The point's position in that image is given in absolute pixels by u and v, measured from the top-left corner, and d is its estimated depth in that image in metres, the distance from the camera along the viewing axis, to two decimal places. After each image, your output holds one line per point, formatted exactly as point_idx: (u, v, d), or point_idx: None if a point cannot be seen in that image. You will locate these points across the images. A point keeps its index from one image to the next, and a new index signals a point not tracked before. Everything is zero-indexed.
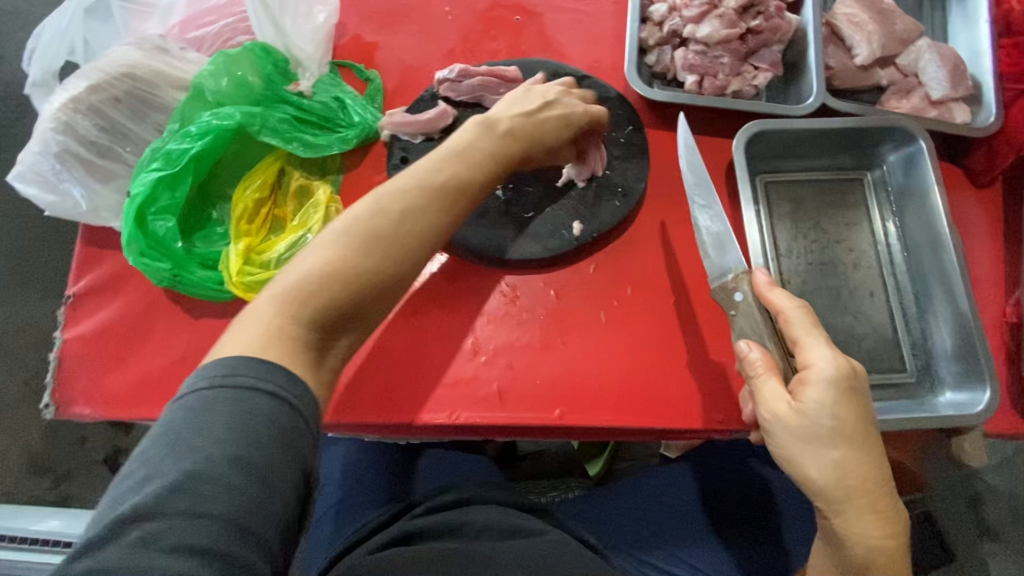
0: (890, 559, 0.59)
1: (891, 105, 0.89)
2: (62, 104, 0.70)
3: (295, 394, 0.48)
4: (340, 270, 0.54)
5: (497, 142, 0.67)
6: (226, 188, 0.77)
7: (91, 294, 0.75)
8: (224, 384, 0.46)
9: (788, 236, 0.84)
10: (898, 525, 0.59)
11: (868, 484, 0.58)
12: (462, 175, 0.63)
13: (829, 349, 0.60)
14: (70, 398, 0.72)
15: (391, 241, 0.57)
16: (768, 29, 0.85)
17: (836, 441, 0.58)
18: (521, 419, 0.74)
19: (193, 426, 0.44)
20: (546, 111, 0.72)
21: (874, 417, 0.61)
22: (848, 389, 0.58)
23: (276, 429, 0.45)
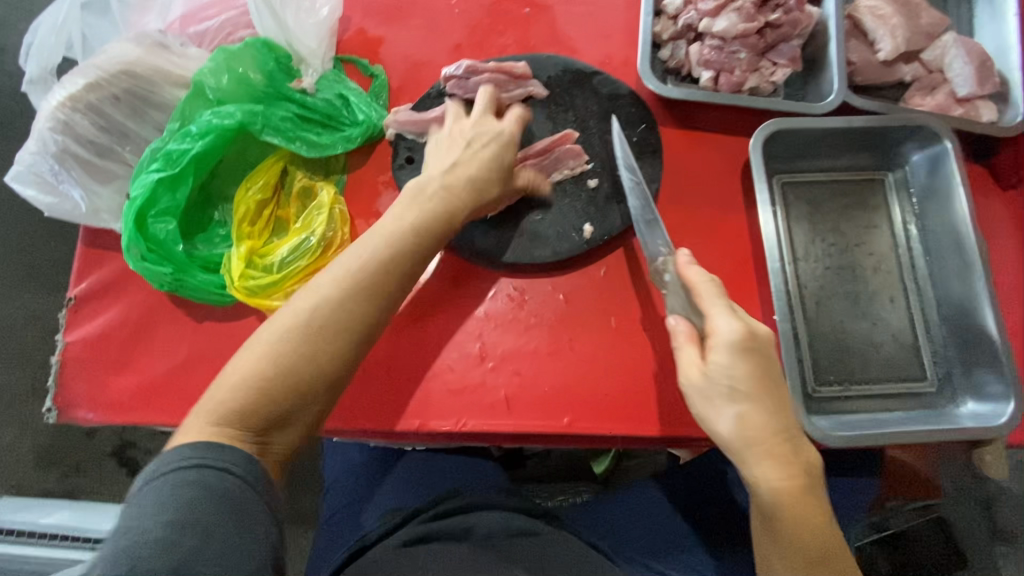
0: (793, 497, 0.59)
1: (915, 102, 0.86)
2: (60, 103, 0.68)
3: (228, 463, 0.51)
4: (268, 380, 0.56)
5: (427, 223, 0.66)
6: (227, 189, 0.75)
7: (93, 297, 0.74)
8: (156, 474, 0.50)
9: (806, 238, 0.82)
10: (800, 468, 0.60)
11: (761, 430, 0.59)
12: (387, 263, 0.63)
13: (732, 315, 0.61)
14: (73, 403, 0.71)
15: (315, 344, 0.58)
16: (787, 23, 0.81)
17: (735, 398, 0.59)
18: (529, 426, 0.72)
19: (132, 512, 0.48)
20: (487, 148, 0.70)
21: (775, 372, 0.61)
22: (746, 350, 0.59)
23: (212, 492, 0.48)
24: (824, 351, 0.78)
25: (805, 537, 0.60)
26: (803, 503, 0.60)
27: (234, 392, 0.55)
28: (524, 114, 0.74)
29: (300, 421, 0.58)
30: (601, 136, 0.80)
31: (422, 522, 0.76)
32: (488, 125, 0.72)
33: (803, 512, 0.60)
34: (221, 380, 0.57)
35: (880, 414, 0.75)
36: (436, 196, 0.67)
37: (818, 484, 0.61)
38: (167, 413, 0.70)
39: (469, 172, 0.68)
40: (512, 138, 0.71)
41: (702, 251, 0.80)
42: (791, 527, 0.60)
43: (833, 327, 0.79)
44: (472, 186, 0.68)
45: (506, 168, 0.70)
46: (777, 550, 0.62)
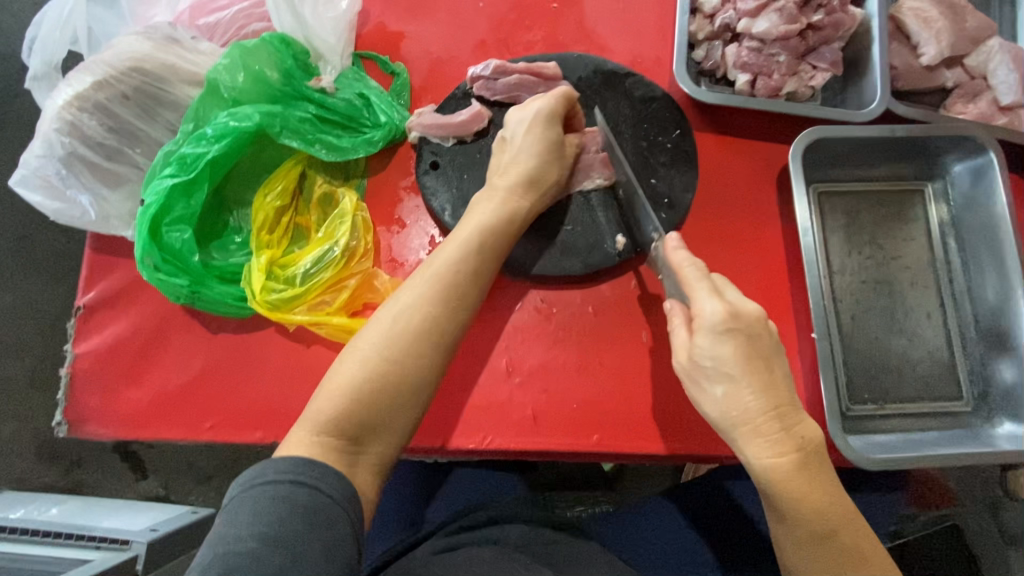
0: (788, 476, 0.56)
1: (956, 110, 0.83)
2: (67, 102, 0.64)
3: (318, 479, 0.49)
4: (362, 389, 0.54)
5: (497, 224, 0.64)
6: (244, 194, 0.71)
7: (102, 306, 0.71)
8: (249, 484, 0.48)
9: (841, 250, 0.79)
10: (796, 445, 0.57)
11: (751, 410, 0.57)
12: (465, 265, 0.61)
13: (714, 294, 0.59)
14: (84, 417, 0.68)
15: (404, 349, 0.57)
16: (830, 25, 0.77)
17: (720, 378, 0.57)
18: (558, 444, 0.70)
19: (229, 520, 0.47)
20: (528, 133, 0.68)
21: (766, 351, 0.58)
22: (731, 330, 0.57)
23: (300, 509, 0.47)
24: (859, 369, 0.76)
25: (804, 514, 0.57)
26: (798, 477, 0.57)
27: (330, 401, 0.54)
28: (565, 91, 0.70)
29: (393, 431, 0.56)
30: (634, 141, 0.76)
31: (449, 534, 0.74)
32: (526, 108, 0.69)
33: (799, 488, 0.56)
34: (324, 390, 0.55)
35: (913, 434, 0.74)
36: (502, 196, 0.66)
37: (817, 459, 0.58)
38: (183, 430, 0.68)
39: (523, 164, 0.67)
40: (550, 115, 0.68)
41: (736, 262, 0.77)
42: (791, 506, 0.57)
43: (868, 343, 0.77)
44: (529, 174, 0.67)
45: (553, 146, 0.68)
46: (786, 531, 0.58)
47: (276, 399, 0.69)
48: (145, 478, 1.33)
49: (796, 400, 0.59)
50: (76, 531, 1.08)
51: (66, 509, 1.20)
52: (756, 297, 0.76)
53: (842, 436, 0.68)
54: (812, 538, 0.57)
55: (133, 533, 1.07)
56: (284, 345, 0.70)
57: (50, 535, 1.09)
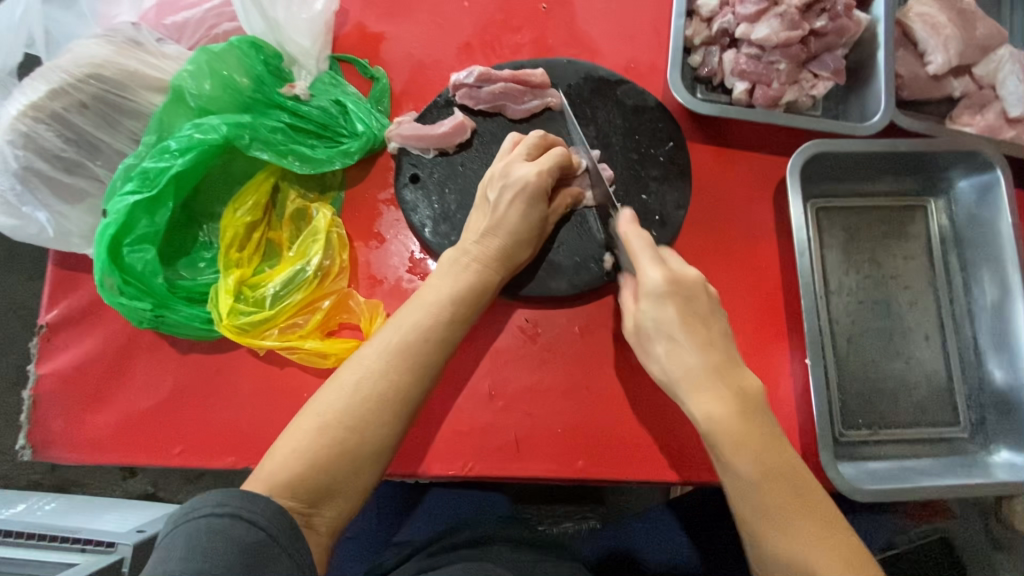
0: (734, 435, 0.53)
1: (963, 121, 0.78)
2: (21, 112, 0.60)
3: (258, 514, 0.47)
4: (318, 454, 0.53)
5: (468, 291, 0.62)
6: (214, 208, 0.68)
7: (67, 325, 0.68)
8: (184, 520, 0.46)
9: (839, 268, 0.76)
10: (734, 392, 0.55)
11: (690, 364, 0.56)
12: (433, 331, 0.59)
13: (657, 260, 0.58)
14: (49, 440, 0.66)
15: (366, 417, 0.55)
16: (833, 30, 0.73)
17: (664, 337, 0.57)
18: (541, 471, 0.68)
19: (160, 559, 0.44)
20: (512, 205, 0.63)
21: (704, 311, 0.57)
22: (670, 295, 0.56)
23: (238, 544, 0.45)
24: (853, 392, 0.73)
25: (748, 459, 0.53)
26: (747, 441, 0.53)
27: (286, 464, 0.52)
28: (560, 156, 0.64)
29: (351, 493, 0.54)
30: (625, 153, 0.73)
31: (428, 555, 0.73)
32: (515, 173, 0.64)
33: (741, 433, 0.53)
34: (280, 445, 0.54)
35: (908, 461, 0.71)
36: (474, 260, 0.63)
37: (759, 408, 0.55)
38: (152, 455, 0.65)
39: (499, 236, 0.63)
40: (538, 191, 0.63)
41: (727, 281, 0.74)
42: (735, 454, 0.53)
43: (864, 366, 0.74)
44: (503, 250, 0.63)
45: (536, 225, 0.65)
46: (733, 480, 0.54)
47: (248, 424, 0.66)
48: (132, 476, 1.32)
49: (737, 357, 0.57)
50: (58, 533, 1.06)
51: (50, 509, 1.18)
52: (750, 318, 0.74)
53: (834, 467, 0.66)
54: (753, 484, 0.53)
55: (117, 535, 1.05)
56: (257, 368, 0.67)
57: (28, 536, 1.06)
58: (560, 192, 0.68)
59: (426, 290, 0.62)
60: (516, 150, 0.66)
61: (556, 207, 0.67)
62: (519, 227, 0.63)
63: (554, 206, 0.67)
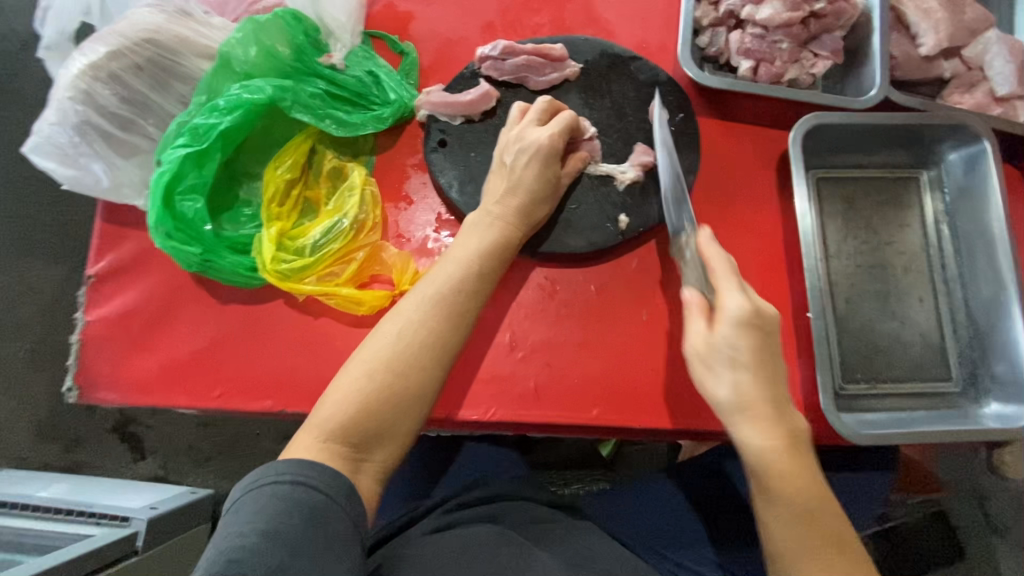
0: (780, 463, 0.58)
1: (953, 100, 0.84)
2: (81, 71, 0.64)
3: (316, 479, 0.52)
4: (366, 400, 0.57)
5: (494, 246, 0.67)
6: (254, 167, 0.73)
7: (114, 276, 0.72)
8: (253, 487, 0.51)
9: (837, 235, 0.81)
10: (788, 433, 0.58)
11: (751, 397, 0.58)
12: (466, 284, 0.64)
13: (739, 290, 0.59)
14: (95, 383, 0.69)
15: (409, 362, 0.59)
16: (832, 13, 0.79)
17: (735, 366, 0.58)
18: (558, 418, 0.72)
19: (231, 520, 0.49)
20: (528, 166, 0.69)
21: (776, 348, 0.60)
22: (751, 327, 0.58)
23: (300, 504, 0.50)
24: (852, 349, 0.78)
25: (789, 488, 0.58)
26: (790, 466, 0.58)
27: (338, 410, 0.57)
28: (569, 119, 0.71)
29: (396, 438, 0.59)
30: (638, 124, 0.78)
31: (447, 512, 0.76)
32: (529, 136, 0.70)
33: (788, 473, 0.58)
34: (328, 398, 0.58)
35: (904, 412, 0.76)
36: (498, 219, 0.68)
37: (805, 446, 0.60)
38: (192, 396, 0.69)
39: (519, 196, 0.68)
40: (551, 151, 0.69)
41: (735, 245, 0.79)
42: (778, 484, 0.58)
43: (862, 325, 0.79)
44: (522, 209, 0.68)
45: (550, 183, 0.70)
46: (769, 508, 0.59)
47: (285, 368, 0.70)
48: (143, 459, 1.34)
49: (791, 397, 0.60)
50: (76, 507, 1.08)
51: (64, 487, 1.20)
52: (754, 278, 0.78)
53: (834, 410, 0.70)
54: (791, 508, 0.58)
55: (132, 510, 1.08)
56: (293, 317, 0.71)
57: (51, 510, 1.09)
58: (570, 158, 0.74)
59: (456, 249, 0.67)
60: (527, 117, 0.72)
61: (567, 171, 0.73)
62: (538, 184, 0.69)
63: (565, 168, 0.73)
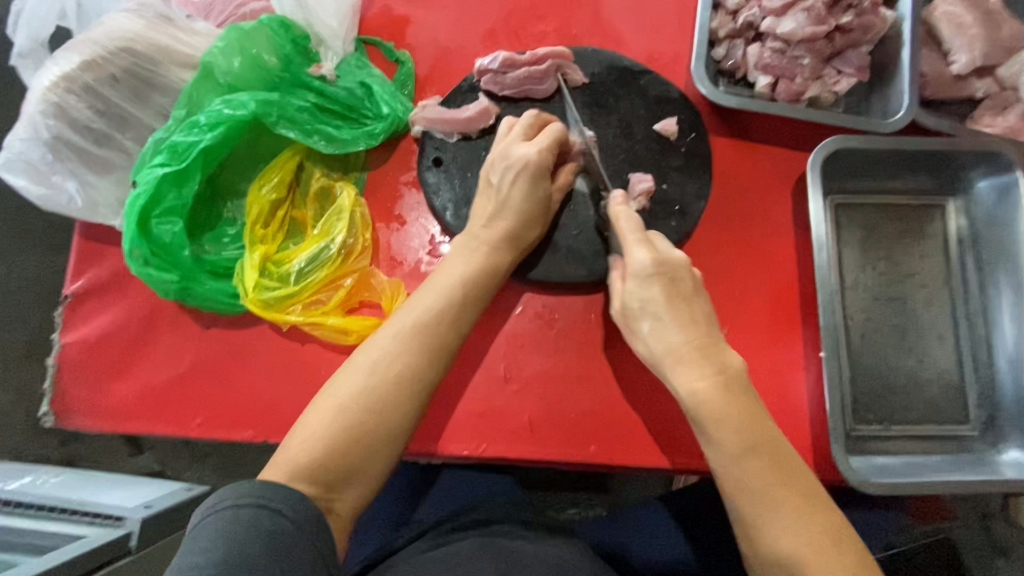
0: (717, 404, 0.56)
1: (983, 122, 0.78)
2: (53, 83, 0.61)
3: (280, 503, 0.49)
4: (336, 436, 0.54)
5: (479, 271, 0.63)
6: (239, 184, 0.69)
7: (92, 296, 0.69)
8: (215, 509, 0.48)
9: (855, 265, 0.77)
10: (717, 370, 0.58)
11: (673, 341, 0.59)
12: (447, 312, 0.61)
13: (643, 244, 0.62)
14: (72, 408, 0.67)
15: (381, 399, 0.56)
16: (858, 27, 0.74)
17: (651, 315, 0.60)
18: (553, 455, 0.69)
19: (194, 546, 0.46)
20: (516, 186, 0.64)
21: (688, 292, 0.61)
22: (656, 277, 0.60)
23: (262, 534, 0.47)
24: (865, 387, 0.74)
25: (734, 426, 0.55)
26: (726, 400, 0.56)
27: (305, 448, 0.53)
28: (558, 132, 0.66)
29: (368, 477, 0.56)
30: (647, 143, 0.73)
31: (441, 531, 0.74)
32: (515, 152, 0.65)
33: (724, 409, 0.56)
34: (296, 432, 0.56)
35: (917, 457, 0.72)
36: (484, 243, 0.64)
37: (746, 387, 0.58)
38: (173, 425, 0.66)
39: (507, 217, 0.64)
40: (539, 168, 0.64)
41: (745, 275, 0.74)
42: (721, 429, 0.55)
43: (877, 362, 0.74)
44: (510, 232, 0.64)
45: (541, 203, 0.65)
46: (726, 468, 0.55)
47: (268, 397, 0.67)
48: (141, 453, 1.32)
49: (719, 336, 0.61)
50: (67, 506, 1.06)
51: (58, 481, 1.19)
52: (764, 308, 0.74)
53: (844, 457, 0.66)
54: (733, 458, 0.55)
55: (127, 510, 1.06)
56: (278, 343, 0.68)
57: (44, 508, 1.06)
58: (559, 171, 0.70)
59: (437, 273, 0.63)
60: (513, 132, 0.67)
61: (558, 186, 0.69)
62: (526, 206, 0.64)
63: (557, 184, 0.69)
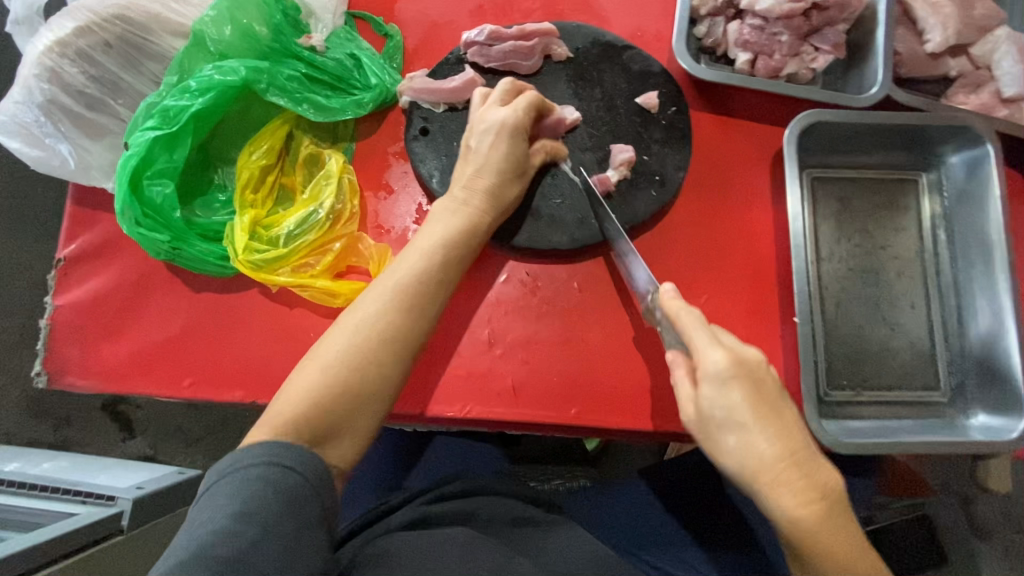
0: (814, 528, 0.52)
1: (958, 100, 0.81)
2: (47, 47, 0.62)
3: (290, 461, 0.51)
4: (323, 394, 0.55)
5: (460, 232, 0.65)
6: (229, 151, 0.70)
7: (84, 260, 0.70)
8: (234, 465, 0.50)
9: (831, 238, 0.79)
10: (820, 494, 0.52)
11: (767, 458, 0.52)
12: (429, 273, 0.62)
13: (714, 340, 0.55)
14: (64, 368, 0.68)
15: (366, 355, 0.58)
16: (835, 5, 0.76)
17: (734, 427, 0.53)
18: (535, 417, 0.71)
19: (212, 499, 0.49)
20: (495, 146, 0.66)
21: (772, 396, 0.54)
22: (738, 382, 0.53)
23: (275, 491, 0.49)
24: (839, 355, 0.76)
25: (832, 554, 0.53)
26: (827, 527, 0.52)
27: (293, 405, 0.54)
28: (533, 97, 0.68)
29: (357, 431, 0.57)
30: (629, 116, 0.75)
31: (422, 503, 0.74)
32: (491, 116, 0.67)
33: (822, 536, 0.52)
34: (284, 394, 0.57)
35: (889, 421, 0.74)
36: (465, 204, 0.66)
37: (842, 506, 0.53)
38: (162, 386, 0.68)
39: (486, 177, 0.66)
40: (515, 127, 0.67)
41: (725, 246, 0.76)
42: (815, 553, 0.53)
43: (850, 331, 0.77)
44: (492, 191, 0.66)
45: (519, 162, 0.68)
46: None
47: (257, 359, 0.69)
48: (132, 438, 1.33)
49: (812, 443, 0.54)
50: (61, 486, 1.07)
51: (50, 464, 1.19)
52: (743, 279, 0.76)
53: (816, 418, 0.68)
54: None
55: (118, 489, 1.07)
56: (267, 307, 0.70)
57: (36, 487, 1.07)
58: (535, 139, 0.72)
59: (421, 236, 0.65)
60: (488, 99, 0.69)
61: (536, 151, 0.71)
62: (504, 165, 0.67)
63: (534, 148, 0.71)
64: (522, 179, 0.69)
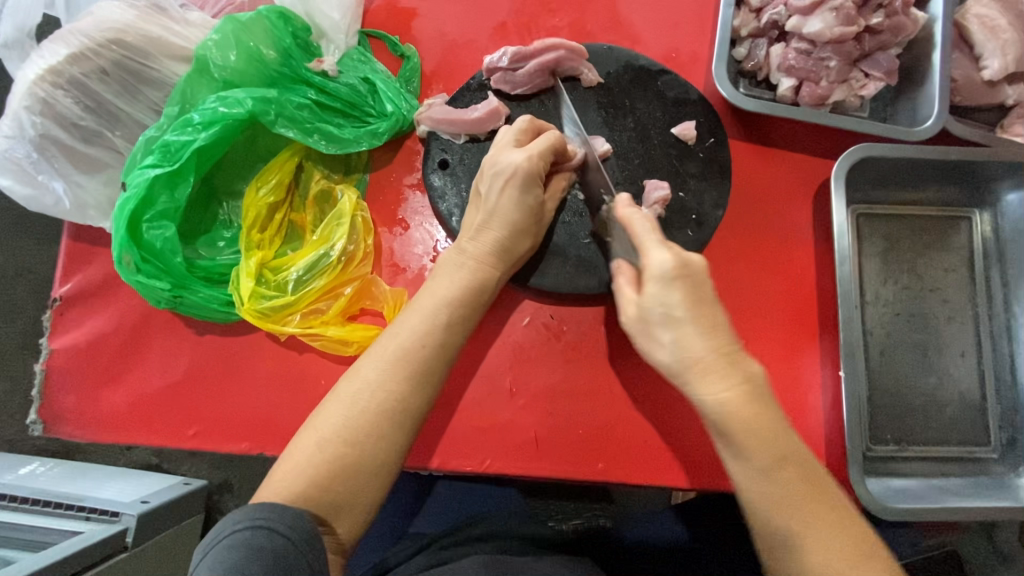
0: (744, 418, 0.49)
1: (1015, 131, 0.74)
2: (39, 76, 0.57)
3: (276, 522, 0.46)
4: (318, 472, 0.51)
5: (467, 291, 0.60)
6: (235, 185, 0.66)
7: (82, 300, 0.66)
8: (215, 540, 0.45)
9: (877, 279, 0.74)
10: (745, 377, 0.50)
11: (696, 348, 0.50)
12: (433, 337, 0.57)
13: (662, 244, 0.53)
14: (61, 417, 0.64)
15: (364, 432, 0.53)
16: (888, 29, 0.69)
17: (670, 319, 0.51)
18: (558, 472, 0.66)
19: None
20: (503, 193, 0.60)
21: (711, 295, 0.51)
22: (680, 280, 0.51)
23: (262, 554, 0.44)
24: (882, 407, 0.71)
25: (765, 449, 0.48)
26: (754, 411, 0.49)
27: (289, 478, 0.51)
28: (551, 139, 0.62)
29: (355, 507, 0.53)
30: (663, 148, 0.70)
31: (440, 548, 0.70)
32: (503, 161, 0.61)
33: (752, 423, 0.49)
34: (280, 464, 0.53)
35: (934, 480, 0.70)
36: (472, 258, 0.61)
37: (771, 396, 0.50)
38: (164, 436, 0.64)
39: (495, 229, 0.61)
40: (528, 175, 0.60)
41: (762, 288, 0.71)
42: (744, 448, 0.49)
43: (895, 382, 0.72)
44: (500, 244, 0.61)
45: (534, 211, 0.62)
46: (751, 486, 0.49)
47: (264, 409, 0.64)
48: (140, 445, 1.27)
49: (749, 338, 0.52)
50: (55, 499, 0.94)
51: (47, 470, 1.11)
52: (781, 324, 0.71)
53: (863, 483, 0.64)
54: (771, 489, 0.49)
55: (120, 504, 0.95)
56: (275, 354, 0.65)
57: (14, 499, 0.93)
58: (551, 180, 0.66)
59: (429, 290, 0.60)
60: (503, 140, 0.63)
61: (550, 194, 0.65)
62: (515, 217, 0.61)
63: (548, 191, 0.65)
64: (535, 228, 0.63)
